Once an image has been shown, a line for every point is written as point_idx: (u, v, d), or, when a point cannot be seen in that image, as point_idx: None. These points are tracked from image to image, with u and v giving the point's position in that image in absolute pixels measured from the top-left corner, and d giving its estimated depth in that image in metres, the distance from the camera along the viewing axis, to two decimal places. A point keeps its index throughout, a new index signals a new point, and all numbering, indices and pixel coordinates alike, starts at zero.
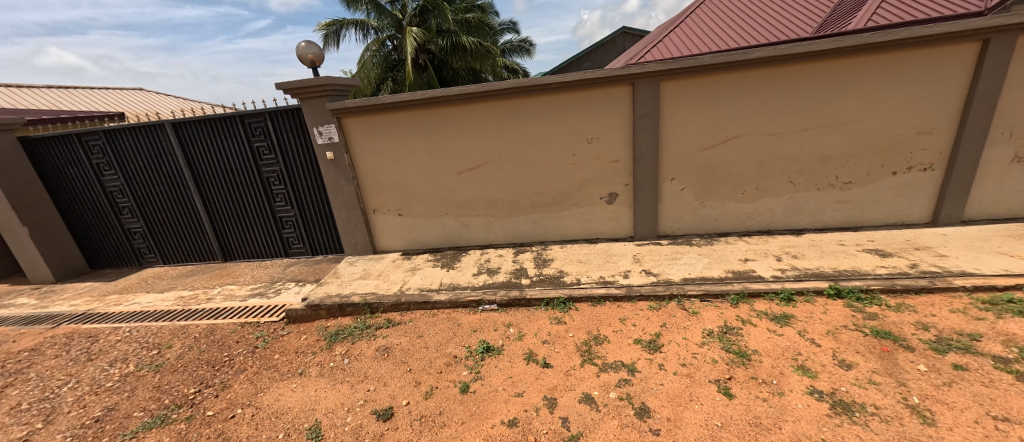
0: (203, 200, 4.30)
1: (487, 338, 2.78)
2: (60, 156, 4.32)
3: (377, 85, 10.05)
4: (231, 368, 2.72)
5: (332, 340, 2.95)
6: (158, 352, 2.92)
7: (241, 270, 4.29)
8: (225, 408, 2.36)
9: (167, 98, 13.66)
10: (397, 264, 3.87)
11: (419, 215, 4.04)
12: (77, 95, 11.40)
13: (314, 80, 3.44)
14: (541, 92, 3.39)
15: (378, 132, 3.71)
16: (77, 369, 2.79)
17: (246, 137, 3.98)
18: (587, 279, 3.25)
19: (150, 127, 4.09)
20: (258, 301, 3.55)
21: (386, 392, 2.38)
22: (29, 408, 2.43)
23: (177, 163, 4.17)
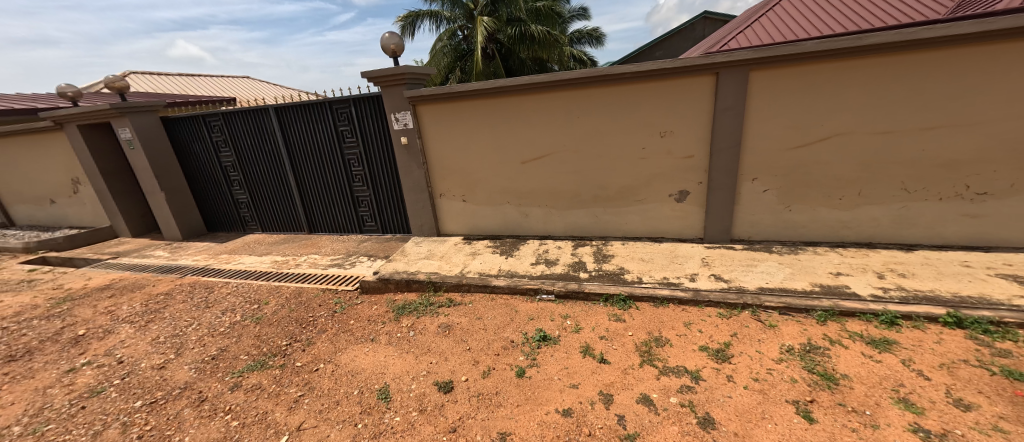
0: (294, 176, 4.81)
1: (544, 327, 2.81)
2: (188, 134, 5.08)
3: (446, 74, 10.44)
4: (315, 327, 3.06)
5: (399, 312, 3.17)
6: (258, 306, 3.37)
7: (323, 242, 4.77)
8: (310, 361, 2.67)
9: (268, 84, 15.47)
10: (458, 247, 4.03)
11: (481, 202, 4.15)
12: (199, 81, 13.36)
13: (394, 69, 3.65)
14: (614, 82, 3.27)
15: (448, 119, 3.86)
16: (198, 313, 3.32)
17: (332, 121, 4.36)
18: (649, 279, 3.11)
19: (256, 110, 4.65)
20: (337, 271, 3.92)
21: (446, 366, 2.51)
22: (164, 341, 2.96)
23: (276, 143, 4.71)
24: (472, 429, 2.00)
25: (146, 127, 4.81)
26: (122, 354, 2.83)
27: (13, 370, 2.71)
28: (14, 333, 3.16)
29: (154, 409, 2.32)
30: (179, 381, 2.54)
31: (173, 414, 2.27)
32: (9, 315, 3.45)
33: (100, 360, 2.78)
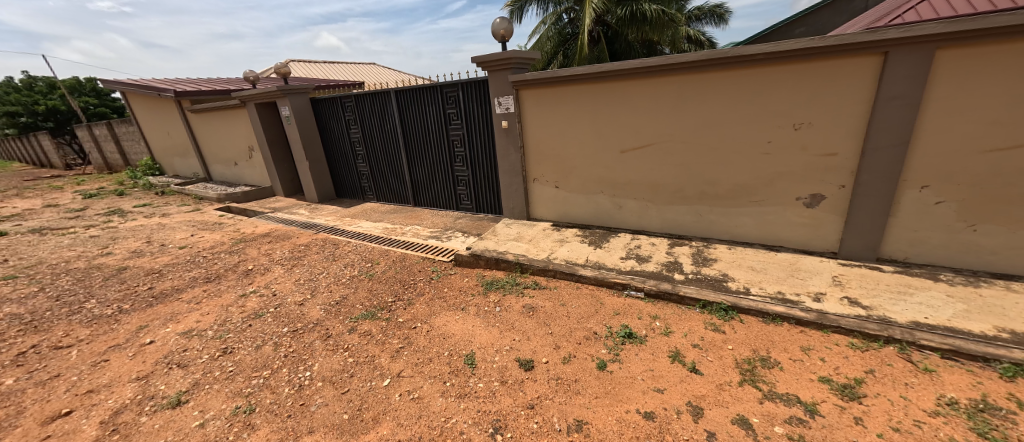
0: (406, 154, 5.37)
1: (630, 324, 2.70)
2: (327, 113, 5.99)
3: (549, 59, 10.45)
4: (415, 289, 3.42)
5: (487, 287, 3.36)
6: (372, 265, 3.89)
7: (425, 215, 5.26)
8: (410, 319, 3.00)
9: (388, 72, 17.38)
10: (547, 233, 4.07)
11: (574, 190, 4.10)
12: (337, 68, 15.60)
13: (502, 54, 3.76)
14: (740, 65, 2.90)
15: (548, 105, 3.87)
16: (327, 264, 3.97)
17: (442, 104, 4.71)
18: (759, 291, 2.74)
19: (380, 93, 5.26)
20: (435, 242, 4.30)
21: (528, 346, 2.59)
22: (303, 283, 3.61)
23: (393, 123, 5.29)
24: (549, 410, 2.04)
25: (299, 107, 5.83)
26: (274, 288, 3.55)
27: (208, 289, 3.61)
28: (209, 261, 4.18)
29: (296, 336, 2.87)
30: (313, 317, 3.09)
31: (307, 343, 2.78)
32: (205, 248, 4.57)
33: (261, 291, 3.52)
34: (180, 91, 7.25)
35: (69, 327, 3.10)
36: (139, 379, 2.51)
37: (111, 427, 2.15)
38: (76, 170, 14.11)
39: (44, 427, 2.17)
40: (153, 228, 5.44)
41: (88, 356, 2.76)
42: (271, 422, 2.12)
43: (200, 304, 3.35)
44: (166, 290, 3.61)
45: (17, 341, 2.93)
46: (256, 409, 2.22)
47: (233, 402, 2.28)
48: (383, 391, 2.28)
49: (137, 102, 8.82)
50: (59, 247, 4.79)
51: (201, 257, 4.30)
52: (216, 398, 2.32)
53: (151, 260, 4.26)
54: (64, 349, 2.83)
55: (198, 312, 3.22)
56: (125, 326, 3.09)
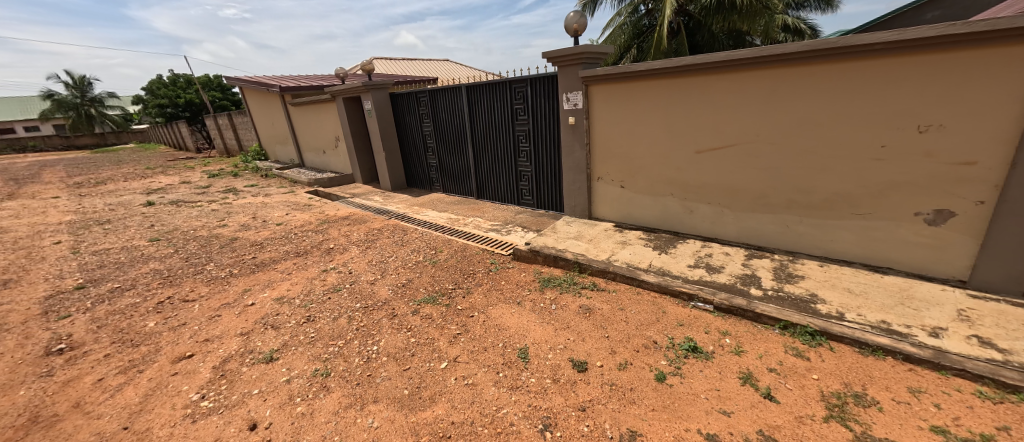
0: (472, 148, 5.55)
1: (695, 338, 2.51)
2: (403, 107, 6.41)
3: (622, 53, 10.10)
4: (474, 279, 3.54)
5: (544, 284, 3.35)
6: (435, 252, 4.10)
7: (487, 208, 5.41)
8: (468, 308, 3.12)
9: (459, 68, 18.09)
10: (608, 233, 3.95)
11: (641, 190, 3.91)
12: (413, 64, 16.60)
13: (574, 48, 3.69)
14: (851, 57, 2.52)
15: (619, 101, 3.73)
16: (396, 248, 4.27)
17: (510, 99, 4.77)
18: (856, 317, 2.38)
19: (452, 89, 5.49)
20: (495, 235, 4.40)
21: (583, 347, 2.54)
22: (375, 264, 3.93)
23: (462, 117, 5.50)
24: (601, 415, 1.99)
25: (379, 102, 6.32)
26: (351, 267, 3.91)
27: (297, 262, 4.09)
28: (299, 238, 4.74)
29: (367, 312, 3.14)
30: (382, 296, 3.35)
31: (376, 319, 3.03)
32: (296, 226, 5.19)
33: (339, 268, 3.90)
34: (284, 87, 8.26)
35: (194, 284, 3.72)
36: (242, 334, 2.94)
37: (221, 372, 2.55)
38: (204, 154, 16.84)
39: (174, 365, 2.64)
40: (257, 206, 6.30)
41: (206, 310, 3.29)
42: (342, 387, 2.35)
43: (291, 275, 3.81)
44: (265, 260, 4.16)
45: (159, 292, 3.60)
46: (331, 374, 2.47)
47: (313, 365, 2.57)
48: (440, 373, 2.40)
49: (251, 97, 10.24)
50: (188, 217, 5.77)
51: (292, 234, 4.89)
52: (300, 359, 2.63)
53: (255, 234, 4.95)
54: (190, 302, 3.41)
55: (289, 282, 3.67)
56: (234, 288, 3.63)
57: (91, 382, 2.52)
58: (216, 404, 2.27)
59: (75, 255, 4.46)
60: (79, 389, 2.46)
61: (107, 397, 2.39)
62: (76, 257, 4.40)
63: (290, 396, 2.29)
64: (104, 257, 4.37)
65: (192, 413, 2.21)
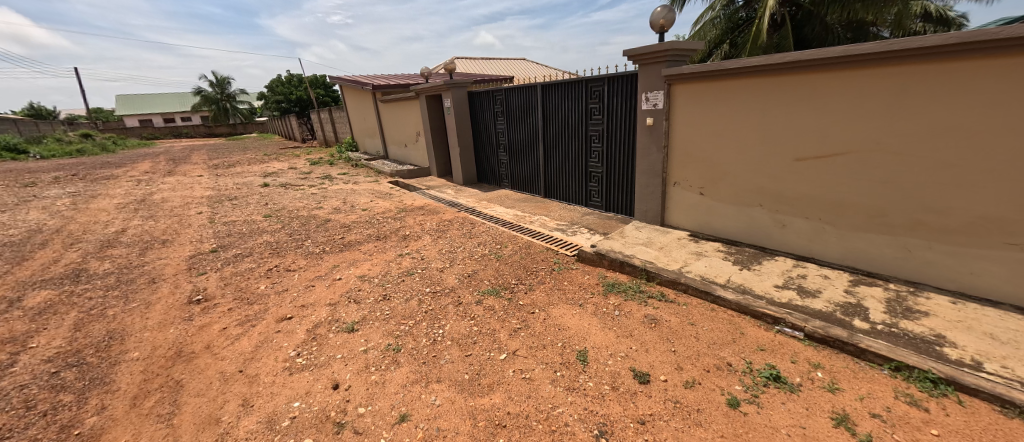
0: (544, 146, 5.61)
1: (777, 366, 2.23)
2: (479, 105, 6.69)
3: (712, 49, 9.37)
4: (537, 277, 3.58)
5: (607, 289, 3.26)
6: (501, 247, 4.22)
7: (553, 207, 5.43)
8: (529, 304, 3.16)
9: (533, 67, 18.26)
10: (682, 242, 3.72)
11: (723, 198, 3.62)
12: (490, 63, 17.17)
13: (658, 45, 3.54)
14: (1017, 51, 2.04)
15: (704, 101, 3.49)
16: (464, 240, 4.48)
17: (585, 98, 4.74)
18: (1000, 370, 1.92)
19: (528, 88, 5.60)
20: (560, 235, 4.40)
21: (646, 358, 2.42)
22: (444, 253, 4.17)
23: (536, 116, 5.59)
24: (661, 432, 1.88)
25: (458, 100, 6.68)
26: (423, 254, 4.19)
27: (378, 245, 4.50)
28: (380, 223, 5.20)
29: (436, 297, 3.35)
30: (450, 284, 3.55)
31: (444, 305, 3.22)
32: (377, 212, 5.70)
33: (413, 254, 4.21)
34: (376, 85, 9.11)
35: (295, 257, 4.30)
36: (331, 305, 3.32)
37: (312, 335, 2.92)
38: (308, 144, 19.23)
39: (278, 324, 3.09)
40: (347, 192, 7.05)
41: (304, 279, 3.79)
42: (410, 363, 2.54)
43: (372, 256, 4.22)
44: (351, 241, 4.64)
45: (269, 260, 4.23)
46: (401, 349, 2.69)
47: (386, 339, 2.82)
48: (499, 364, 2.48)
49: (348, 94, 11.48)
50: (292, 198, 6.66)
51: (375, 219, 5.39)
52: (376, 333, 2.90)
53: (344, 217, 5.55)
54: (291, 272, 3.95)
55: (370, 263, 4.06)
56: (326, 263, 4.11)
57: (218, 329, 3.05)
58: (307, 362, 2.61)
59: (211, 224, 5.42)
60: (210, 333, 3.01)
61: (229, 343, 2.88)
62: (211, 225, 5.35)
63: (366, 364, 2.55)
64: (230, 227, 5.24)
65: (290, 367, 2.57)
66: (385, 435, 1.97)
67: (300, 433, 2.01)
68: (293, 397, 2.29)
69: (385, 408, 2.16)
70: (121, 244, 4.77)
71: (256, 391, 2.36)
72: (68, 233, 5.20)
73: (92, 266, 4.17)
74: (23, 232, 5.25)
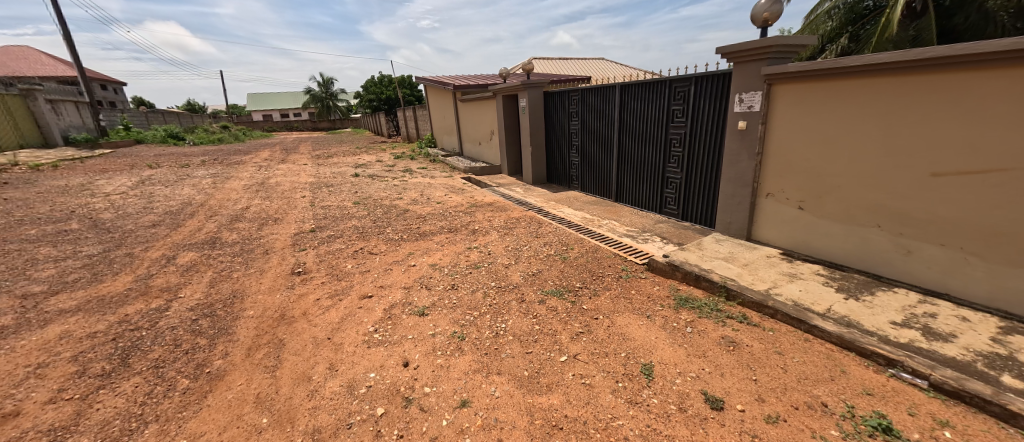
0: (618, 149, 5.47)
1: (889, 416, 1.86)
2: (554, 105, 6.72)
3: (825, 45, 8.23)
4: (602, 282, 3.49)
5: (679, 303, 3.05)
6: (566, 248, 4.20)
7: (624, 212, 5.25)
8: (593, 309, 3.10)
9: (610, 66, 17.74)
10: (772, 261, 3.35)
11: (828, 215, 3.18)
12: (566, 64, 17.11)
13: (759, 42, 3.25)
14: None
15: (810, 105, 3.11)
16: (531, 239, 4.53)
17: (668, 100, 4.53)
18: None
19: (606, 88, 5.50)
20: (630, 242, 4.23)
21: (720, 383, 2.20)
22: (511, 250, 4.27)
23: (613, 117, 5.47)
24: None
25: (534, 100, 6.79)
26: (490, 248, 4.34)
27: (449, 237, 4.76)
28: (451, 217, 5.49)
29: (500, 292, 3.45)
30: (514, 280, 3.63)
31: (508, 300, 3.30)
32: (450, 205, 6.03)
33: (481, 248, 4.38)
34: (456, 85, 9.60)
35: (377, 241, 4.74)
36: (405, 288, 3.60)
37: (389, 314, 3.19)
38: (392, 139, 20.98)
39: (360, 300, 3.44)
40: (424, 185, 7.57)
41: (384, 263, 4.16)
42: (473, 352, 2.66)
43: (444, 247, 4.48)
44: (426, 231, 4.98)
45: (356, 242, 4.72)
46: (466, 338, 2.82)
47: (452, 327, 2.97)
48: (558, 365, 2.48)
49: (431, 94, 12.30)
50: (377, 188, 7.33)
51: (447, 212, 5.70)
52: (444, 319, 3.08)
53: (420, 208, 5.95)
54: (374, 255, 4.36)
55: (441, 253, 4.31)
56: (403, 250, 4.46)
57: (314, 299, 3.49)
58: (383, 338, 2.87)
59: (311, 207, 6.20)
60: (307, 302, 3.45)
61: (321, 312, 3.28)
62: (312, 208, 6.13)
63: (433, 348, 2.72)
64: (326, 211, 5.94)
65: (368, 341, 2.85)
66: (446, 417, 2.09)
67: (373, 402, 2.22)
68: (370, 368, 2.54)
69: (448, 391, 2.29)
70: (245, 219, 5.69)
71: (341, 358, 2.66)
72: (208, 207, 6.34)
73: (224, 235, 5.04)
74: (179, 204, 6.53)
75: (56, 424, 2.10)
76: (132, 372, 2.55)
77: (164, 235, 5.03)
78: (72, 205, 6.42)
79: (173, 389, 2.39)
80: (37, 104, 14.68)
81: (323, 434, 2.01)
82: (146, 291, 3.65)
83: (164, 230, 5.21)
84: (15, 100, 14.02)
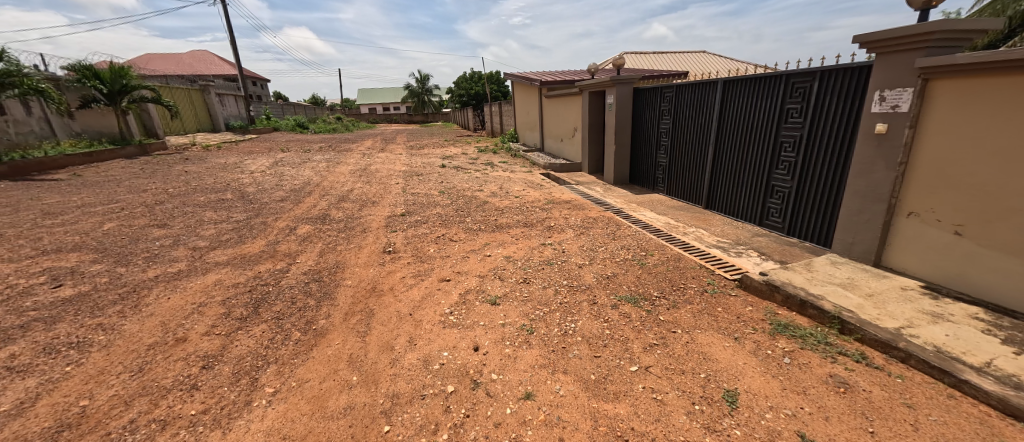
0: (715, 151, 5.00)
1: None
2: (644, 102, 6.39)
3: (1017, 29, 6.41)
4: (684, 295, 3.23)
5: (776, 329, 2.69)
6: (645, 254, 3.98)
7: (715, 221, 4.79)
8: (670, 322, 2.89)
9: (710, 60, 16.20)
10: (908, 294, 2.75)
11: (998, 245, 2.50)
12: (659, 58, 16.08)
13: (914, 28, 2.67)
14: None
15: (983, 104, 2.46)
16: (607, 240, 4.39)
17: (783, 97, 4.01)
18: None
19: (706, 84, 5.06)
20: (720, 254, 3.85)
21: (825, 426, 1.87)
22: (585, 250, 4.19)
23: (711, 116, 5.01)
24: None
25: (623, 97, 6.54)
26: (564, 246, 4.32)
27: (524, 231, 4.85)
28: (527, 211, 5.58)
29: (572, 291, 3.41)
30: (587, 281, 3.56)
31: (579, 301, 3.26)
32: (527, 200, 6.13)
33: (555, 245, 4.38)
34: (543, 82, 9.68)
35: (458, 229, 5.03)
36: (479, 276, 3.78)
37: (464, 299, 3.38)
38: (477, 134, 21.88)
39: (439, 283, 3.70)
40: (503, 179, 7.80)
41: (463, 250, 4.41)
42: (540, 347, 2.69)
43: (519, 240, 4.58)
44: (502, 224, 5.14)
45: (439, 229, 5.07)
46: (534, 333, 2.85)
47: (522, 319, 3.04)
48: (628, 375, 2.37)
49: (517, 90, 12.57)
50: (460, 180, 7.77)
51: (524, 207, 5.81)
52: (514, 311, 3.16)
53: (499, 201, 6.15)
54: (454, 242, 4.64)
55: (516, 246, 4.42)
56: (480, 240, 4.67)
57: (401, 277, 3.86)
58: (457, 321, 3.05)
59: (403, 193, 6.82)
60: (394, 278, 3.84)
61: (405, 289, 3.62)
62: (403, 194, 6.74)
63: (503, 337, 2.81)
64: (415, 198, 6.49)
65: (444, 321, 3.06)
66: (510, 406, 2.15)
67: (444, 379, 2.38)
68: (443, 347, 2.72)
69: (513, 381, 2.35)
70: (349, 200, 6.49)
71: (419, 333, 2.90)
72: (323, 187, 7.37)
73: (333, 213, 5.82)
74: (301, 183, 7.72)
75: (208, 352, 2.66)
76: (261, 320, 3.10)
77: (289, 209, 5.99)
78: (228, 179, 8.00)
79: (287, 339, 2.85)
80: (210, 97, 18.53)
81: (400, 400, 2.22)
82: (274, 254, 4.40)
83: (290, 205, 6.20)
84: (198, 94, 17.88)
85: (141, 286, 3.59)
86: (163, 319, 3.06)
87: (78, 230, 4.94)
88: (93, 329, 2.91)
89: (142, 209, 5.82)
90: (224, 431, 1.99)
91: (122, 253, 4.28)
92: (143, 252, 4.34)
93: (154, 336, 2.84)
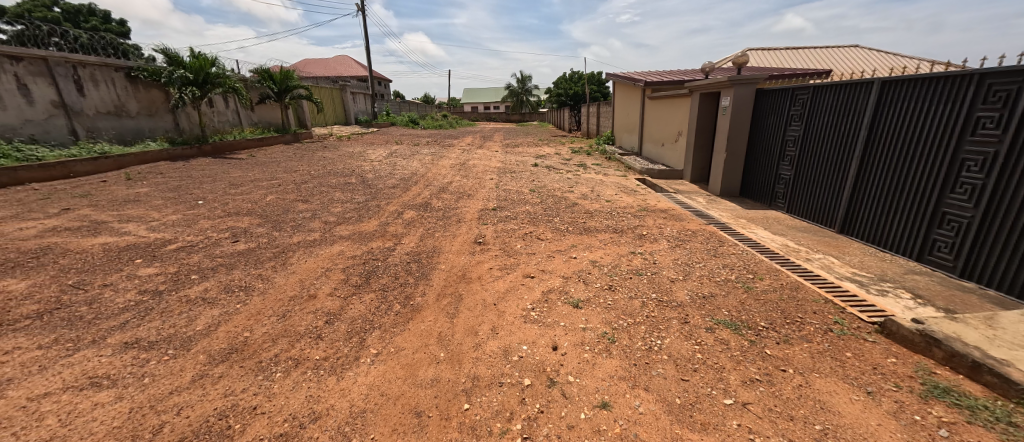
0: (860, 165, 4.20)
1: None
2: (770, 105, 5.65)
3: None
4: (800, 330, 2.80)
5: (931, 392, 2.16)
6: (753, 277, 3.54)
7: (851, 249, 4.02)
8: (779, 359, 2.53)
9: (861, 56, 13.48)
10: None
11: None
12: (790, 54, 13.95)
13: None
14: None
15: None
16: (706, 257, 4.02)
17: (971, 102, 3.17)
18: None
19: (857, 86, 4.25)
20: (856, 290, 3.23)
21: None
22: (680, 264, 3.89)
23: (861, 123, 4.20)
24: None
25: (743, 99, 5.87)
26: (656, 258, 4.08)
27: (613, 237, 4.70)
28: (618, 217, 5.39)
29: (661, 306, 3.21)
30: (679, 298, 3.31)
31: (668, 317, 3.06)
32: (618, 205, 5.93)
33: (646, 255, 4.17)
34: (648, 82, 9.18)
35: (545, 228, 5.12)
36: (564, 277, 3.80)
37: (547, 297, 3.44)
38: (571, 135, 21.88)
39: (523, 278, 3.83)
40: (595, 182, 7.65)
41: (549, 249, 4.47)
42: (621, 358, 2.61)
43: (608, 246, 4.46)
44: (591, 227, 5.06)
45: (528, 226, 5.22)
46: (615, 342, 2.77)
47: (604, 327, 2.97)
48: (720, 407, 2.15)
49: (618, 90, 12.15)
50: (551, 179, 7.86)
51: (614, 212, 5.64)
52: (596, 317, 3.11)
53: (588, 204, 6.06)
54: (540, 240, 4.74)
55: (603, 251, 4.33)
56: (567, 241, 4.69)
57: (489, 268, 4.08)
58: (538, 318, 3.13)
59: (495, 188, 7.17)
60: (483, 268, 4.08)
61: (492, 280, 3.83)
62: (496, 189, 7.09)
63: (582, 341, 2.79)
64: (506, 194, 6.77)
65: (526, 316, 3.16)
66: (585, 411, 2.13)
67: (522, 372, 2.47)
68: (522, 341, 2.82)
69: (590, 387, 2.33)
70: (448, 191, 7.07)
71: (502, 324, 3.05)
72: (427, 178, 8.17)
73: (434, 202, 6.40)
74: (409, 173, 8.66)
75: (332, 311, 3.18)
76: (372, 290, 3.59)
77: (399, 195, 6.76)
78: (353, 165, 9.37)
79: (390, 310, 3.25)
80: (345, 95, 21.82)
81: (480, 382, 2.38)
82: (385, 233, 5.03)
83: (399, 191, 7.01)
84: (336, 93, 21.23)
85: (288, 249, 4.43)
86: (302, 278, 3.75)
87: (250, 198, 6.31)
88: (256, 277, 3.72)
89: (292, 186, 7.17)
90: (338, 378, 2.37)
91: (277, 221, 5.34)
92: (291, 221, 5.35)
93: (295, 291, 3.49)
